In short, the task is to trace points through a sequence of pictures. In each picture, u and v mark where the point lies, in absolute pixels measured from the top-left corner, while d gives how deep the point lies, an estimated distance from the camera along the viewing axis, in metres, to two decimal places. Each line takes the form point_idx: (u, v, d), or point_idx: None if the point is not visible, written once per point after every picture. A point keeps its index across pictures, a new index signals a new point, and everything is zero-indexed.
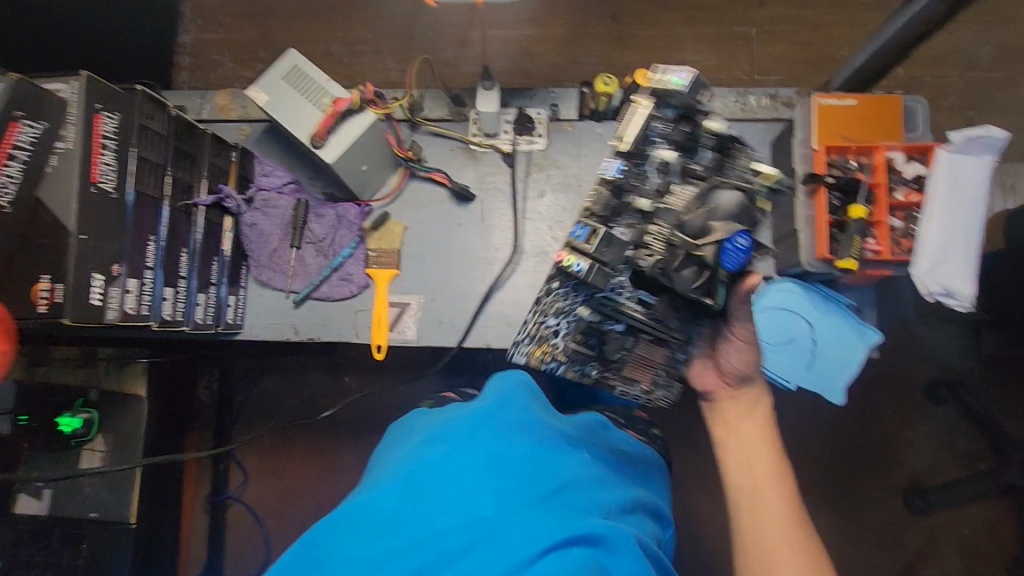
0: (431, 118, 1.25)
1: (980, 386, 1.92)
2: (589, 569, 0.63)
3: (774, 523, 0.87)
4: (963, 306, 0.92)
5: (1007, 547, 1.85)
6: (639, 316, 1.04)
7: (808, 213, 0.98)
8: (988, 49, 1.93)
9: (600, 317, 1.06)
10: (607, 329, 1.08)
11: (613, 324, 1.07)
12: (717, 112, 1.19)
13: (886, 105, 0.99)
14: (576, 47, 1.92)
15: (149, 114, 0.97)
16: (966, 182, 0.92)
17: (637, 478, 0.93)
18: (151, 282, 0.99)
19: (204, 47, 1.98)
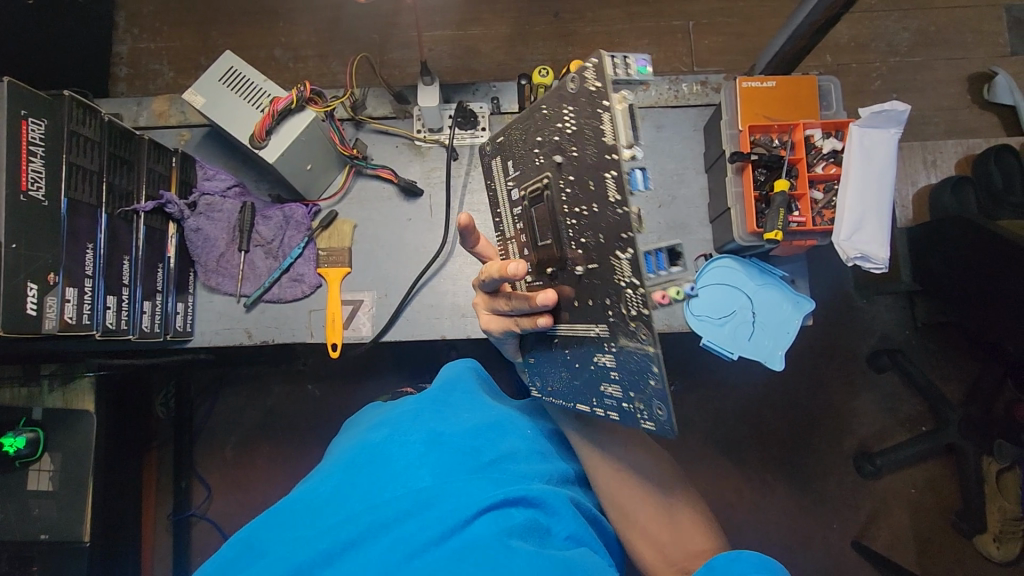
0: (375, 116, 1.26)
1: (917, 352, 2.03)
2: (524, 524, 0.67)
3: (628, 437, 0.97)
4: (880, 268, 0.98)
5: (950, 501, 1.97)
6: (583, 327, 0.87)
7: (738, 190, 1.04)
8: (905, 35, 2.06)
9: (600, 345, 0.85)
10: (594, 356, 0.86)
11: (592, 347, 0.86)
12: (651, 100, 1.25)
13: (803, 86, 1.05)
14: (520, 45, 1.96)
15: (80, 120, 0.95)
16: (877, 153, 0.99)
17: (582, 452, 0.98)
18: (92, 290, 0.97)
19: (142, 55, 1.93)
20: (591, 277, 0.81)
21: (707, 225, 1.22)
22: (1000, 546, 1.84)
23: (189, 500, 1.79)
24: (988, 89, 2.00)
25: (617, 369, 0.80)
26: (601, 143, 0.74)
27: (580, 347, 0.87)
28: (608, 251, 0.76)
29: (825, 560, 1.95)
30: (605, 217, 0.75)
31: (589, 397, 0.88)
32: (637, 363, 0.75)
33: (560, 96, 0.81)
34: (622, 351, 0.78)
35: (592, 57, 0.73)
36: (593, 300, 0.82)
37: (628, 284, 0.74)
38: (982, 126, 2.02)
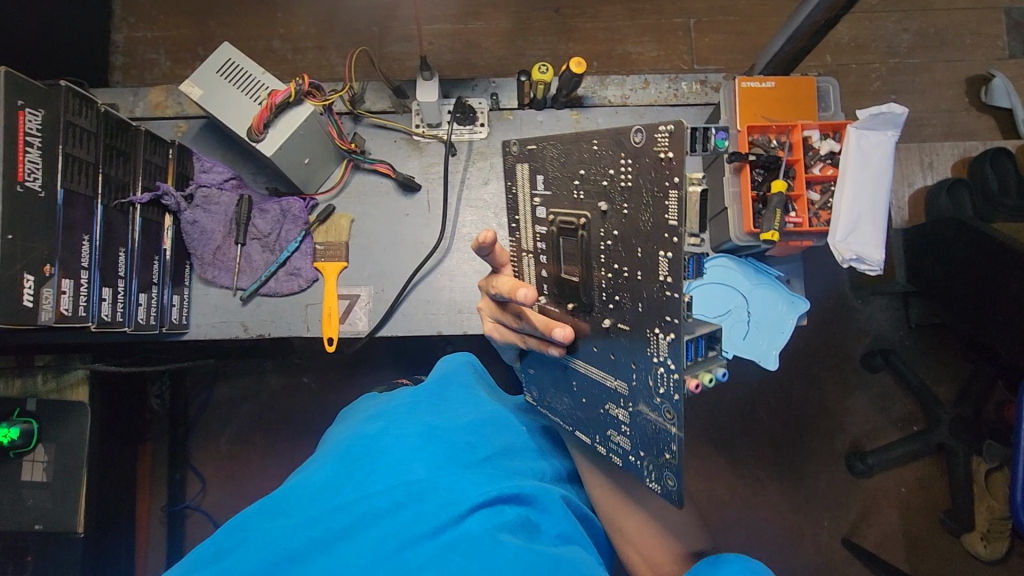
0: (374, 110, 1.26)
1: (910, 352, 2.05)
2: (515, 521, 0.67)
3: None
4: (875, 270, 0.99)
5: (940, 500, 1.99)
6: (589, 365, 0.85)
7: (735, 190, 1.04)
8: (905, 36, 2.06)
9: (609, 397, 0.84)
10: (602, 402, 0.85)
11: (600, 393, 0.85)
12: (650, 99, 1.25)
13: (802, 87, 1.06)
14: (520, 40, 1.95)
15: (76, 111, 0.94)
16: (874, 156, 1.00)
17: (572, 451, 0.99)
18: (87, 282, 0.96)
19: (139, 44, 1.92)
20: (616, 336, 0.80)
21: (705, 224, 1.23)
22: (987, 544, 1.88)
23: (183, 492, 1.78)
24: (986, 91, 2.01)
25: (629, 429, 0.81)
26: (659, 215, 0.69)
27: (594, 390, 0.85)
28: (645, 323, 0.75)
29: (815, 558, 1.97)
30: (649, 292, 0.73)
31: (591, 436, 0.88)
32: (653, 431, 0.76)
33: (618, 142, 0.73)
34: (640, 415, 0.78)
35: (671, 121, 0.66)
36: (614, 357, 0.81)
37: (660, 361, 0.74)
38: (979, 128, 2.03)
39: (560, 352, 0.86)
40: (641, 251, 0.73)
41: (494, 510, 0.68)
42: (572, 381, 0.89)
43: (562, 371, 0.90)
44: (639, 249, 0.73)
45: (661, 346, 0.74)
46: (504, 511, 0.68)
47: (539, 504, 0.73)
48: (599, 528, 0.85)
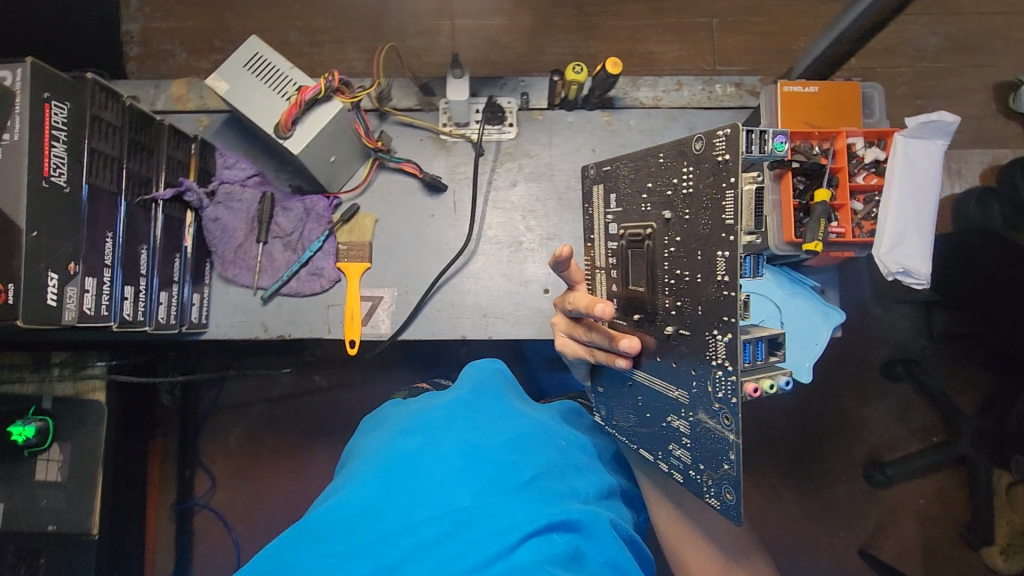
0: (400, 107, 1.23)
1: (932, 362, 2.01)
2: (564, 551, 0.65)
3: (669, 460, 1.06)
4: (922, 284, 0.96)
5: (959, 513, 1.96)
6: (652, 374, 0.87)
7: (775, 198, 1.00)
8: (934, 40, 2.02)
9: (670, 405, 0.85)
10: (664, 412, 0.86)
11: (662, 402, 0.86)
12: (683, 101, 1.22)
13: (847, 92, 1.03)
14: (541, 38, 1.92)
15: (102, 105, 0.92)
16: (922, 165, 0.96)
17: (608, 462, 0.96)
18: (110, 280, 0.94)
19: (154, 35, 1.89)
20: (676, 343, 0.81)
21: None
22: (1007, 559, 1.82)
23: (193, 489, 1.76)
24: (1016, 98, 1.96)
25: (689, 443, 0.81)
26: (717, 216, 0.74)
27: (659, 401, 0.86)
28: (703, 328, 0.77)
29: (831, 569, 1.94)
30: (707, 295, 0.76)
31: (653, 452, 0.89)
32: (714, 442, 0.77)
33: (682, 153, 0.78)
34: (699, 427, 0.79)
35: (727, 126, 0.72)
36: (677, 366, 0.82)
37: (719, 364, 0.75)
38: (1007, 135, 1.99)
39: (627, 363, 0.89)
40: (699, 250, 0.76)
41: (543, 540, 0.65)
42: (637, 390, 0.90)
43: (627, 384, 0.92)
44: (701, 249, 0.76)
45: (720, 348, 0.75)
46: (553, 541, 0.66)
47: (586, 530, 0.71)
48: (642, 547, 0.83)
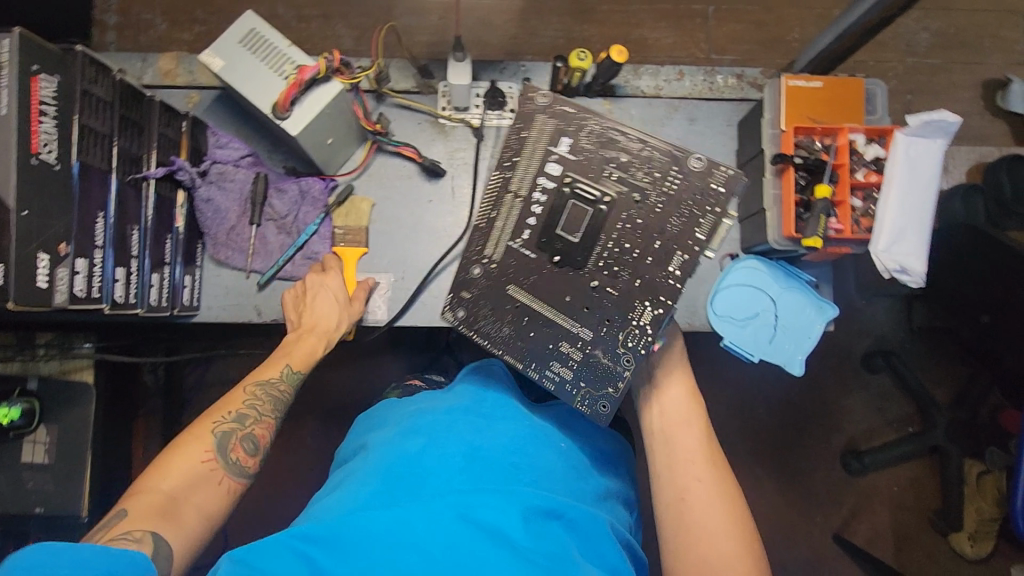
0: (398, 90, 1.20)
1: (910, 354, 2.06)
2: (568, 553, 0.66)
3: (689, 446, 0.92)
4: (917, 283, 0.96)
5: (930, 500, 2.02)
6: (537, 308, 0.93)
7: (776, 193, 1.01)
8: (925, 35, 2.04)
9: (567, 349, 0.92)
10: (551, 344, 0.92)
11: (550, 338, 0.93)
12: (685, 91, 1.23)
13: (850, 89, 1.03)
14: (535, 20, 1.89)
15: (92, 78, 0.88)
16: (921, 164, 0.97)
17: (616, 466, 0.96)
18: (102, 262, 0.91)
19: (134, 4, 1.82)
20: (600, 296, 0.92)
21: (736, 224, 1.21)
22: (974, 544, 1.93)
23: None
24: (1003, 96, 1.99)
25: (580, 361, 0.92)
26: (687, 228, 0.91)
27: (544, 324, 0.93)
28: (633, 294, 0.91)
29: (807, 552, 2.00)
30: (653, 274, 0.91)
31: (525, 363, 0.92)
32: (603, 368, 0.91)
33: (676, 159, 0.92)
34: (610, 343, 0.91)
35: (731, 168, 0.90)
36: (571, 300, 0.92)
37: (641, 326, 0.91)
38: (992, 133, 2.02)
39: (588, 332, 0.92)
40: (634, 244, 0.91)
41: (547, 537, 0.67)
42: (516, 316, 0.93)
43: (510, 309, 0.93)
44: (637, 238, 0.91)
45: (644, 314, 0.91)
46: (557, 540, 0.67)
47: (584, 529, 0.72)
48: (640, 556, 0.82)
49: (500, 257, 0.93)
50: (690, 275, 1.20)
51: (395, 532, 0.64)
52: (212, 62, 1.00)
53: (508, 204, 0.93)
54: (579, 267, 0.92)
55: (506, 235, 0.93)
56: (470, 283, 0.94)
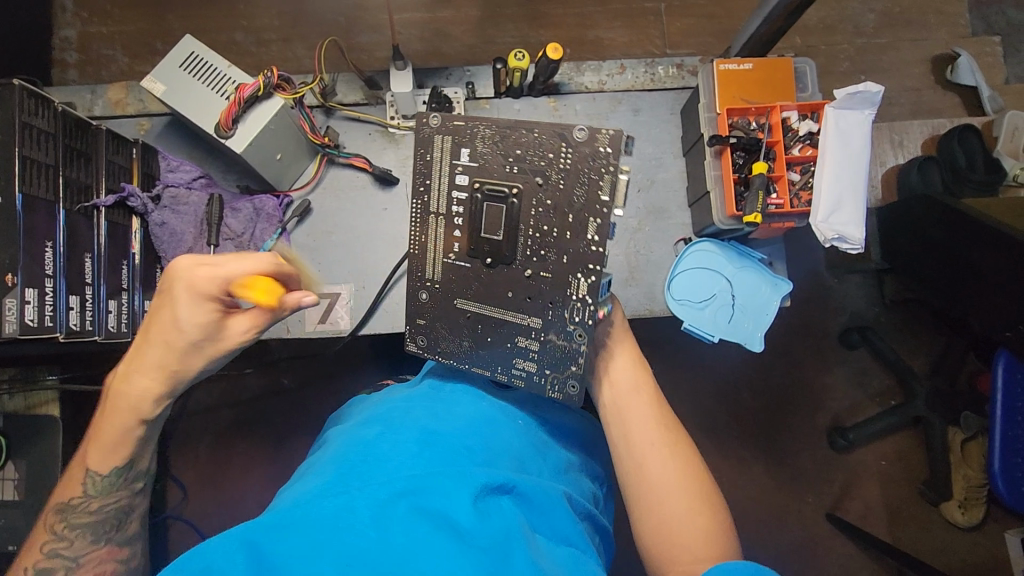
0: (346, 102, 1.22)
1: (885, 328, 2.08)
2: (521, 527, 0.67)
3: (646, 427, 0.91)
4: (856, 249, 0.99)
5: (918, 471, 2.03)
6: (495, 311, 0.94)
7: (717, 174, 1.03)
8: (872, 16, 2.09)
9: (529, 346, 0.93)
10: (516, 344, 0.94)
11: (512, 340, 0.94)
12: (627, 84, 1.24)
13: (780, 68, 1.05)
14: (491, 28, 1.92)
15: (33, 111, 0.90)
16: (853, 136, 1.00)
17: (580, 443, 0.97)
18: (53, 290, 0.92)
19: (93, 40, 1.82)
20: (537, 284, 0.91)
21: (687, 209, 1.23)
22: (964, 511, 1.93)
23: (164, 502, 1.72)
24: (951, 69, 2.04)
25: (539, 348, 0.93)
26: (591, 194, 0.87)
27: (499, 325, 0.94)
28: (566, 271, 0.90)
29: (801, 533, 2.00)
30: (577, 248, 0.89)
31: (490, 367, 0.95)
32: (563, 353, 0.92)
33: (558, 133, 0.87)
34: (558, 325, 0.92)
35: (613, 128, 0.86)
36: (513, 295, 0.92)
37: (579, 299, 0.91)
38: (945, 106, 2.06)
39: (535, 323, 0.93)
40: (552, 223, 0.89)
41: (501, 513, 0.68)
42: (472, 326, 0.95)
43: (462, 321, 0.96)
44: (553, 216, 0.89)
45: (580, 288, 0.90)
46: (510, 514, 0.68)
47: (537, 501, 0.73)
48: (603, 523, 0.83)
49: (440, 276, 0.95)
50: (648, 262, 1.21)
51: (342, 517, 0.64)
52: (155, 88, 1.02)
53: (432, 225, 0.94)
54: (510, 262, 0.91)
55: (439, 254, 0.94)
56: (422, 309, 0.97)
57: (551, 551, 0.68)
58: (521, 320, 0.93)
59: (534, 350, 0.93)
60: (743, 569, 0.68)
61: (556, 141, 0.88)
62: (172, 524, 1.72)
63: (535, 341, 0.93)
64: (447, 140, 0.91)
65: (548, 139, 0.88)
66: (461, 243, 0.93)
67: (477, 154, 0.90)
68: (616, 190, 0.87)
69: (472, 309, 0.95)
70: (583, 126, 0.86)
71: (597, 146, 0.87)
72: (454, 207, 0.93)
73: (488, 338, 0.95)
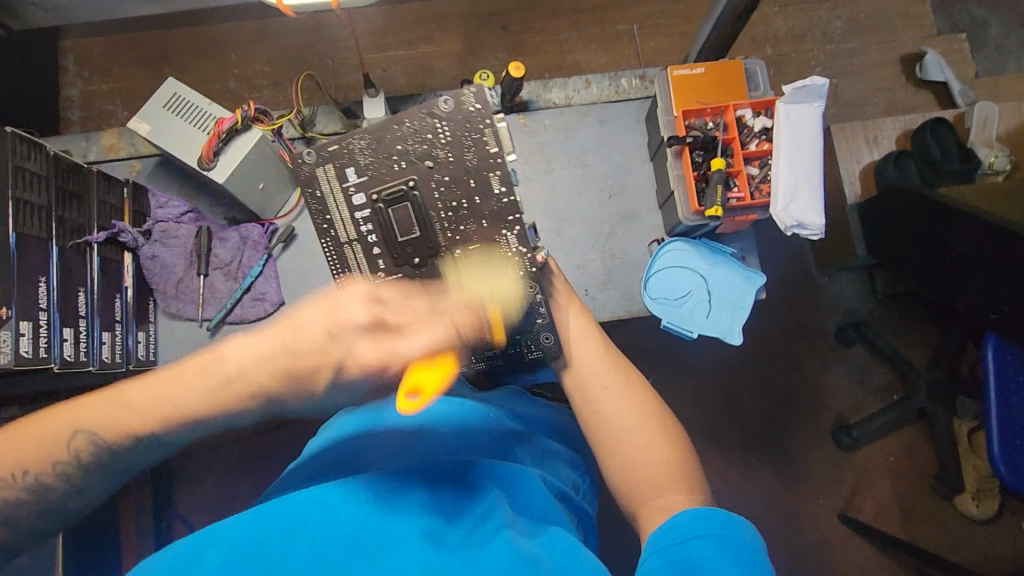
0: (326, 132, 1.28)
1: (882, 323, 2.06)
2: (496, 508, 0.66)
3: (600, 376, 0.93)
4: (817, 234, 1.04)
5: (929, 466, 1.98)
6: None
7: (679, 174, 1.07)
8: (839, 23, 2.15)
9: None
10: None
11: None
12: (593, 97, 1.29)
13: (731, 70, 1.10)
14: (471, 60, 2.00)
15: (25, 155, 0.96)
16: (805, 126, 1.05)
17: (555, 434, 0.97)
18: (47, 323, 0.96)
19: (94, 97, 1.90)
20: (472, 256, 0.97)
21: (657, 211, 1.27)
22: (978, 504, 1.89)
23: (170, 541, 1.72)
24: (920, 67, 2.09)
25: (504, 316, 0.99)
26: (481, 150, 0.94)
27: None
28: (492, 233, 0.97)
29: (817, 537, 1.95)
30: (492, 206, 0.96)
31: (469, 356, 1.01)
32: (523, 312, 0.98)
33: (428, 111, 0.94)
34: (510, 287, 0.98)
35: (471, 86, 0.94)
36: (456, 279, 0.99)
37: (516, 253, 0.97)
38: (918, 103, 2.11)
39: None
40: (462, 202, 0.96)
41: None
42: None
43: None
44: (456, 189, 0.95)
45: (511, 242, 0.97)
46: None
47: (510, 484, 0.72)
48: (582, 507, 0.82)
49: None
50: (623, 264, 1.24)
51: (312, 510, 0.64)
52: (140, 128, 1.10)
53: (351, 253, 0.99)
54: (439, 251, 0.97)
55: (372, 278, 1.00)
56: None
57: (528, 529, 0.67)
58: None
59: None
60: (713, 517, 0.70)
61: (428, 118, 0.94)
62: None
63: None
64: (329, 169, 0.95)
65: (419, 119, 0.94)
66: (389, 255, 0.98)
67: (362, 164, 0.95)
68: (499, 137, 0.94)
69: None
70: (444, 99, 0.93)
71: (466, 105, 0.93)
72: (367, 228, 0.97)
73: None
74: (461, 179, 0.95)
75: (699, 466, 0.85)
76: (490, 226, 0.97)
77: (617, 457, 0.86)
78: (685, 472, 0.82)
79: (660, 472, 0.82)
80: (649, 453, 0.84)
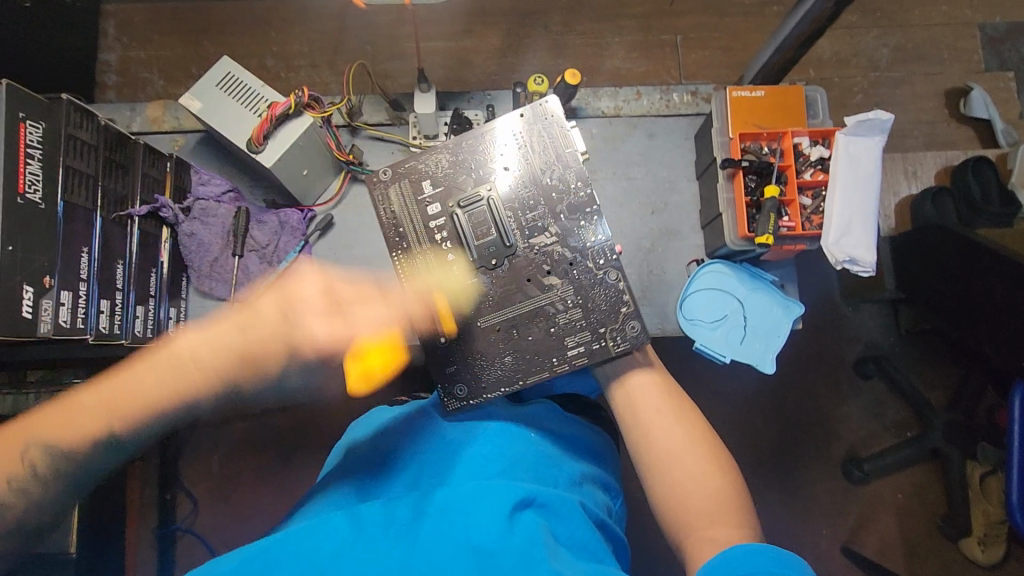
0: (371, 122, 1.27)
1: (902, 359, 2.03)
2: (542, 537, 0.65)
3: (651, 399, 0.94)
4: (868, 271, 1.02)
5: (937, 506, 1.96)
6: (527, 304, 1.01)
7: (729, 196, 1.06)
8: (885, 51, 2.11)
9: (565, 321, 1.00)
10: (558, 318, 1.00)
11: (554, 321, 1.00)
12: (643, 110, 1.28)
13: (791, 95, 1.08)
14: (511, 57, 1.98)
15: (77, 124, 0.96)
16: (862, 160, 1.02)
17: (589, 454, 0.96)
18: (86, 294, 0.96)
19: (131, 64, 1.90)
20: (547, 252, 1.01)
21: (699, 231, 1.25)
22: (984, 549, 1.86)
23: (174, 513, 1.73)
24: (965, 103, 2.05)
25: (582, 312, 1.00)
26: (556, 151, 1.03)
27: (528, 319, 1.01)
28: (572, 227, 1.02)
29: (817, 566, 1.94)
30: (571, 202, 1.02)
31: (544, 366, 1.00)
32: (605, 299, 1.00)
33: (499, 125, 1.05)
34: (587, 281, 1.01)
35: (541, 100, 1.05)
36: (530, 279, 1.01)
37: (594, 244, 1.01)
38: (958, 139, 2.08)
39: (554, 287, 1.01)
40: (540, 206, 1.02)
41: (519, 524, 0.67)
42: (506, 335, 1.01)
43: (494, 340, 1.01)
44: (532, 190, 1.03)
45: (589, 233, 1.01)
46: (528, 524, 0.67)
47: (554, 511, 0.72)
48: (617, 534, 0.82)
49: (455, 308, 1.02)
50: (660, 282, 1.23)
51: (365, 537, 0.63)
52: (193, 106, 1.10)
53: (421, 258, 1.03)
54: (516, 252, 1.01)
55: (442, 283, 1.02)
56: (447, 354, 1.00)
57: (571, 558, 0.66)
58: (552, 300, 1.01)
59: (573, 316, 1.00)
60: (765, 553, 0.70)
61: (500, 126, 1.04)
62: (180, 536, 1.72)
63: (570, 303, 1.00)
64: (405, 181, 1.03)
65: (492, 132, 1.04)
66: (466, 256, 1.01)
67: (437, 176, 1.04)
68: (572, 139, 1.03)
69: (503, 319, 1.01)
70: (522, 111, 1.05)
71: (539, 113, 1.04)
72: (443, 239, 1.03)
73: (522, 337, 1.00)
74: (535, 182, 1.02)
75: (748, 500, 0.84)
76: (569, 219, 1.02)
77: (667, 482, 0.85)
78: (733, 504, 0.82)
79: (709, 502, 0.82)
80: (699, 480, 0.84)
